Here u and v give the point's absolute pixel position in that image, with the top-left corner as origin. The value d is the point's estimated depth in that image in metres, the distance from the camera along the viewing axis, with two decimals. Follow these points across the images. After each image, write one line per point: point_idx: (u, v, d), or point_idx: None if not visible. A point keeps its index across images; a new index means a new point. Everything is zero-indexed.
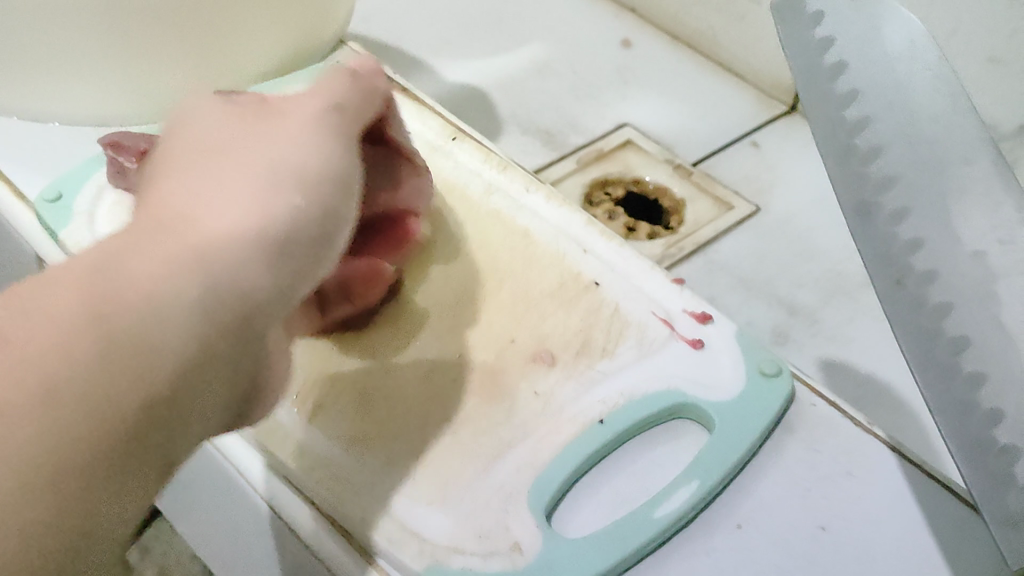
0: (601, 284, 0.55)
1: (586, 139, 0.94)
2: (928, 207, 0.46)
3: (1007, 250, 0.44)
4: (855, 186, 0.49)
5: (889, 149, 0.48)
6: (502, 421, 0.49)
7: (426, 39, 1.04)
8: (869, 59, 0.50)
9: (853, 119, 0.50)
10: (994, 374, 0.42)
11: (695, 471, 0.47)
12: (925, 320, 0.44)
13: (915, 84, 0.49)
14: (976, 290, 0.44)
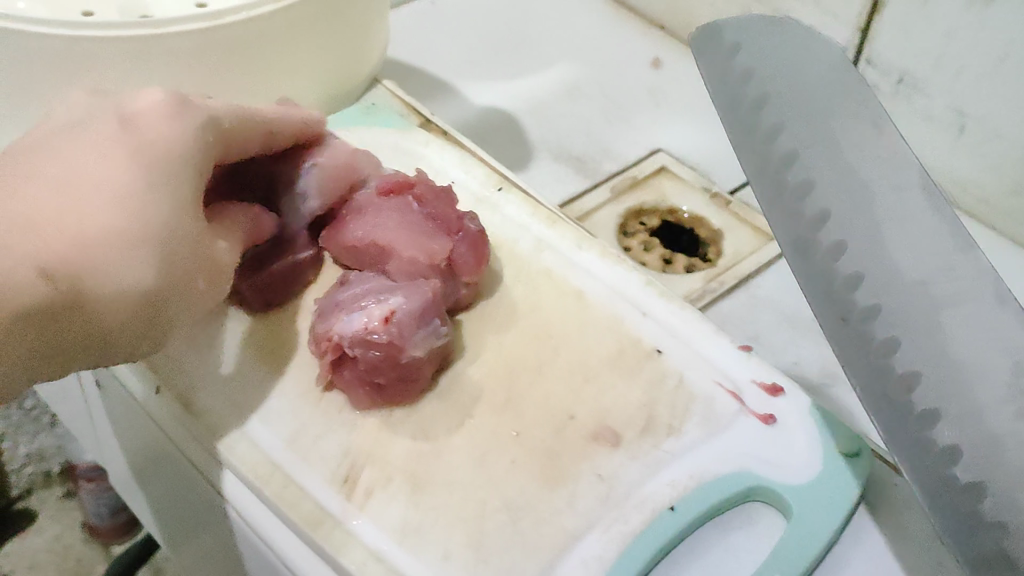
0: (663, 352, 0.52)
1: (618, 167, 0.90)
2: (864, 239, 0.45)
3: (950, 277, 0.43)
4: (790, 223, 0.46)
5: (820, 182, 0.46)
6: (564, 509, 0.45)
7: (451, 60, 1.00)
8: (803, 89, 0.48)
9: (784, 152, 0.48)
10: (947, 410, 0.41)
11: (775, 564, 0.44)
12: (873, 359, 0.43)
13: (847, 115, 0.47)
14: (924, 319, 0.43)
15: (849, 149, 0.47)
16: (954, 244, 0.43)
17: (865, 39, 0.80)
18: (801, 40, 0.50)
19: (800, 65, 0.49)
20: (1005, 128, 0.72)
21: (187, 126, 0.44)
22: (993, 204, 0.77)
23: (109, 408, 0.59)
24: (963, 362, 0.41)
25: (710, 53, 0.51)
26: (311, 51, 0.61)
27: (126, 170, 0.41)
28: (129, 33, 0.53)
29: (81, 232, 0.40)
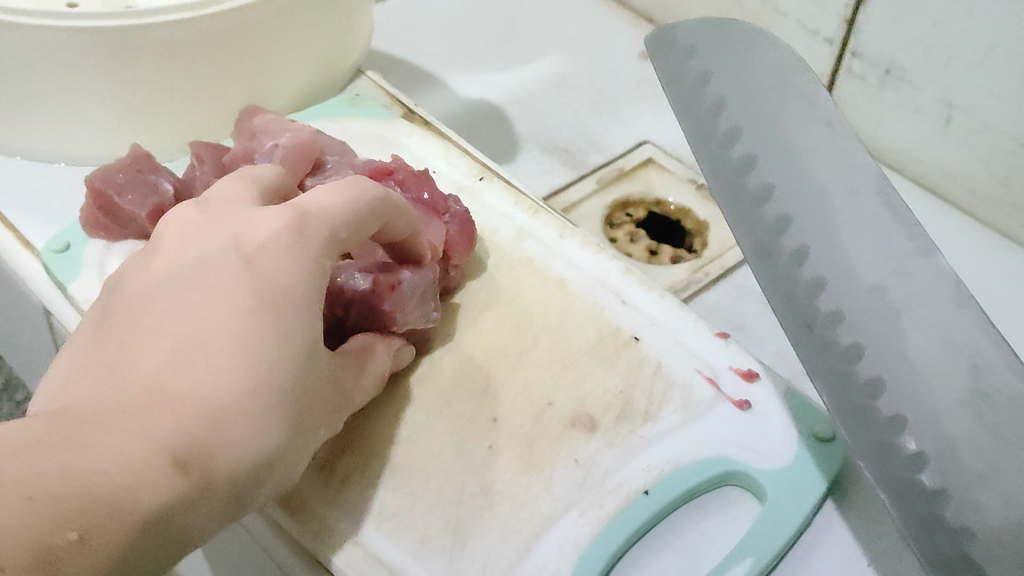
0: (641, 339, 0.53)
1: (605, 158, 0.90)
2: (826, 244, 0.42)
3: (905, 280, 0.40)
4: (750, 227, 0.44)
5: (777, 188, 0.44)
6: (541, 492, 0.46)
7: (439, 50, 1.00)
8: (749, 90, 0.46)
9: (739, 157, 0.45)
10: (910, 415, 0.39)
11: (748, 547, 0.44)
12: (836, 364, 0.41)
13: (791, 117, 0.44)
14: (882, 324, 0.40)
15: (808, 155, 0.43)
16: (911, 247, 0.40)
17: (852, 31, 0.80)
18: (751, 38, 0.47)
19: (757, 64, 0.46)
20: (996, 120, 0.73)
21: (306, 257, 0.42)
22: (981, 195, 0.77)
23: None
24: (923, 362, 0.38)
25: (669, 57, 0.48)
26: (293, 44, 0.62)
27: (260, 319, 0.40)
28: (113, 24, 0.53)
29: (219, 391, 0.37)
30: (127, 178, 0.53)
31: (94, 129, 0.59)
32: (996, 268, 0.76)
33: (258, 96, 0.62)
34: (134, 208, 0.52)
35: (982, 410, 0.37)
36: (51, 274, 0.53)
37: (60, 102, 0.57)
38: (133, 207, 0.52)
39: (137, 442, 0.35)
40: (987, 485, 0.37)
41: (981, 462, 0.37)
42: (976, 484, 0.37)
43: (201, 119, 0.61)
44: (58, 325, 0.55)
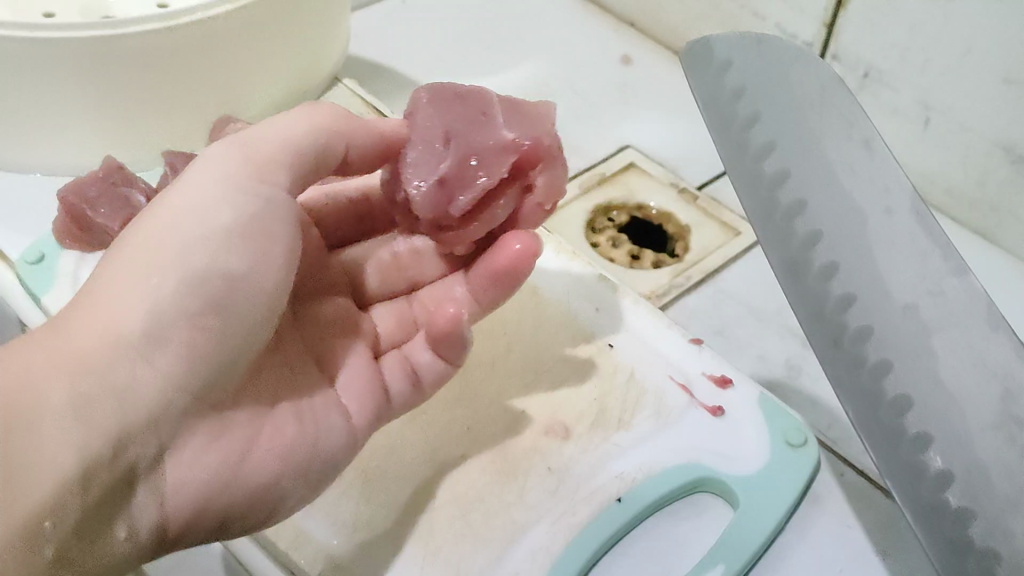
0: (615, 346, 0.54)
1: (586, 163, 0.89)
2: (858, 268, 0.45)
3: (937, 300, 0.43)
4: (781, 244, 0.48)
5: (810, 204, 0.47)
6: (514, 501, 0.47)
7: (419, 57, 1.00)
8: (780, 108, 0.49)
9: (773, 172, 0.48)
10: (937, 435, 0.42)
11: (718, 553, 0.44)
12: (865, 380, 0.44)
13: (828, 140, 0.47)
14: (911, 345, 0.43)
15: (844, 171, 0.46)
16: (945, 268, 0.44)
17: (831, 34, 0.81)
18: (793, 57, 0.50)
19: (793, 85, 0.49)
20: (973, 121, 0.73)
21: None
22: (958, 196, 0.78)
23: None
24: (957, 387, 0.42)
25: (704, 75, 0.52)
26: (271, 51, 0.62)
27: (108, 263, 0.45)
28: (88, 33, 0.53)
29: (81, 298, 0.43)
30: (101, 192, 0.54)
31: (69, 139, 0.58)
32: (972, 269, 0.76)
33: (236, 103, 0.62)
34: (93, 189, 0.54)
35: (1012, 434, 0.41)
36: (26, 285, 0.53)
37: (34, 112, 0.56)
38: (93, 189, 0.54)
39: None
40: (1017, 510, 0.40)
41: (1012, 488, 0.40)
42: (1009, 510, 0.41)
43: (176, 129, 0.61)
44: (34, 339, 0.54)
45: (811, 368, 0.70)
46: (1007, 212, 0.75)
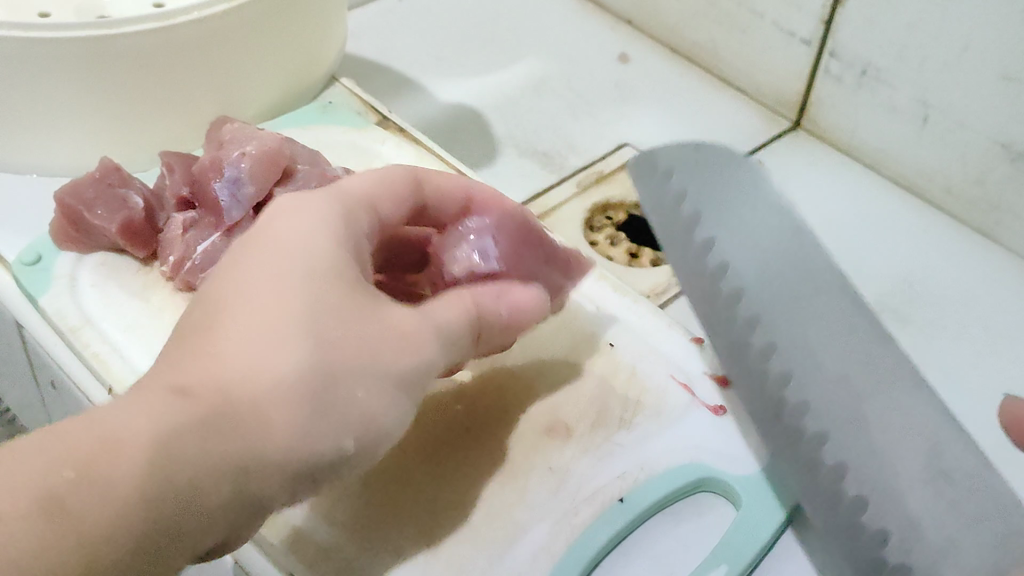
0: (615, 346, 0.54)
1: (585, 160, 0.89)
2: (794, 343, 0.48)
3: (868, 369, 0.46)
4: (726, 331, 0.50)
5: (750, 291, 0.50)
6: (516, 502, 0.47)
7: (417, 55, 0.99)
8: (722, 207, 0.52)
9: (715, 265, 0.51)
10: (872, 495, 0.44)
11: (721, 554, 0.45)
12: (804, 450, 0.46)
13: (764, 230, 0.51)
14: (846, 413, 0.45)
15: (782, 260, 0.50)
16: (875, 339, 0.46)
17: (829, 31, 0.82)
18: (727, 164, 0.54)
19: (730, 188, 0.53)
20: (972, 119, 0.74)
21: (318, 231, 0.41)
22: (958, 193, 0.79)
23: (51, 410, 0.59)
24: (884, 443, 0.44)
25: (650, 183, 0.55)
26: (268, 51, 0.61)
27: (256, 269, 0.39)
28: (82, 34, 0.53)
29: (251, 337, 0.37)
30: (97, 193, 0.53)
31: (65, 141, 0.58)
32: (970, 267, 0.77)
33: (232, 104, 0.62)
34: (84, 185, 0.54)
35: (941, 488, 0.42)
36: (22, 287, 0.53)
37: (30, 113, 0.56)
38: (83, 185, 0.54)
39: (130, 418, 0.34)
40: (948, 559, 0.41)
41: (941, 537, 0.41)
42: (938, 560, 0.41)
43: (172, 128, 0.60)
44: (31, 342, 0.54)
45: None
46: (1008, 209, 0.75)
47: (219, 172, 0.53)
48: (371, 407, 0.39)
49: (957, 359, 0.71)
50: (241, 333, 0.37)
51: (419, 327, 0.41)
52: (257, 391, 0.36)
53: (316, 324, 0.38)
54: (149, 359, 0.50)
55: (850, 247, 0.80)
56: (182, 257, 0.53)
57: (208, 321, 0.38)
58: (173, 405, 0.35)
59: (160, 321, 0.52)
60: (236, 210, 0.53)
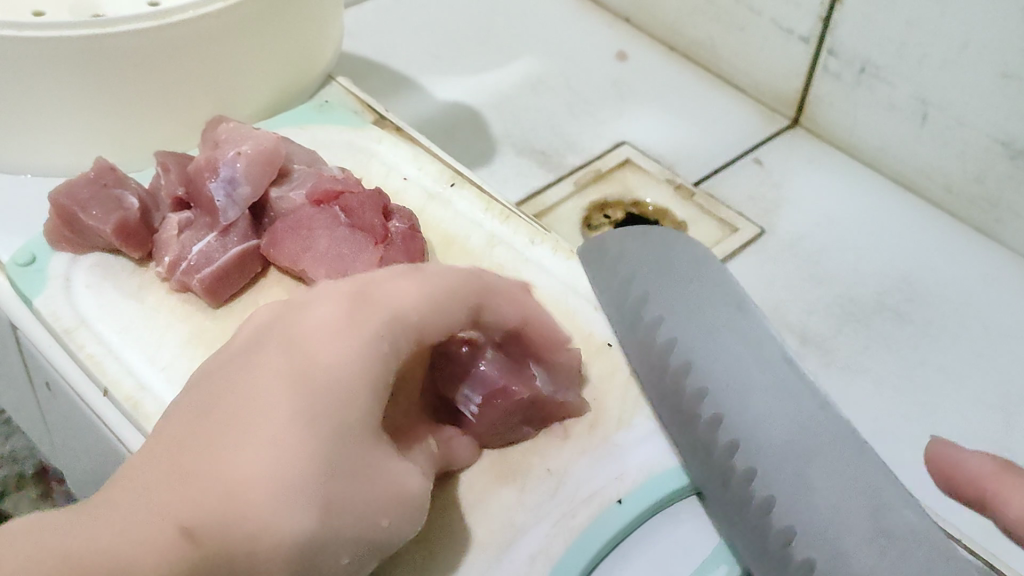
0: (614, 345, 0.54)
1: (583, 159, 0.89)
2: (742, 409, 0.46)
3: (806, 431, 0.44)
4: (674, 403, 0.49)
5: (696, 362, 0.48)
6: (513, 503, 0.47)
7: (414, 53, 0.99)
8: (668, 281, 0.52)
9: (662, 341, 0.50)
10: (820, 557, 0.42)
11: (721, 555, 0.46)
12: (752, 518, 0.44)
13: (707, 302, 0.50)
14: (791, 479, 0.43)
15: (724, 330, 0.49)
16: (814, 405, 0.45)
17: (827, 29, 0.81)
18: (673, 241, 0.54)
19: (675, 263, 0.53)
20: (971, 117, 0.73)
21: (362, 352, 0.41)
22: (957, 191, 0.79)
23: (46, 412, 0.58)
24: (833, 496, 0.42)
25: (602, 269, 0.55)
26: (264, 50, 0.61)
27: (286, 395, 0.40)
28: (75, 34, 0.52)
29: (273, 471, 0.38)
30: (92, 194, 0.52)
31: (59, 141, 0.58)
32: (968, 265, 0.77)
33: (227, 104, 0.62)
34: (80, 183, 0.53)
35: (884, 547, 0.41)
36: (17, 289, 0.52)
37: (24, 113, 0.56)
38: (78, 184, 0.53)
39: (144, 537, 0.35)
40: None
41: None
42: None
43: (168, 128, 0.60)
44: (26, 344, 0.54)
45: (810, 367, 0.71)
46: (1006, 206, 0.75)
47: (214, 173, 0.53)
48: (362, 545, 0.40)
49: (954, 357, 0.71)
50: (265, 457, 0.38)
51: (412, 496, 0.42)
52: (267, 526, 0.37)
53: (325, 483, 0.39)
54: (145, 361, 0.50)
55: (848, 246, 0.80)
56: (178, 258, 0.52)
57: (230, 442, 0.38)
58: (180, 549, 0.35)
59: (155, 322, 0.52)
60: (232, 211, 0.53)
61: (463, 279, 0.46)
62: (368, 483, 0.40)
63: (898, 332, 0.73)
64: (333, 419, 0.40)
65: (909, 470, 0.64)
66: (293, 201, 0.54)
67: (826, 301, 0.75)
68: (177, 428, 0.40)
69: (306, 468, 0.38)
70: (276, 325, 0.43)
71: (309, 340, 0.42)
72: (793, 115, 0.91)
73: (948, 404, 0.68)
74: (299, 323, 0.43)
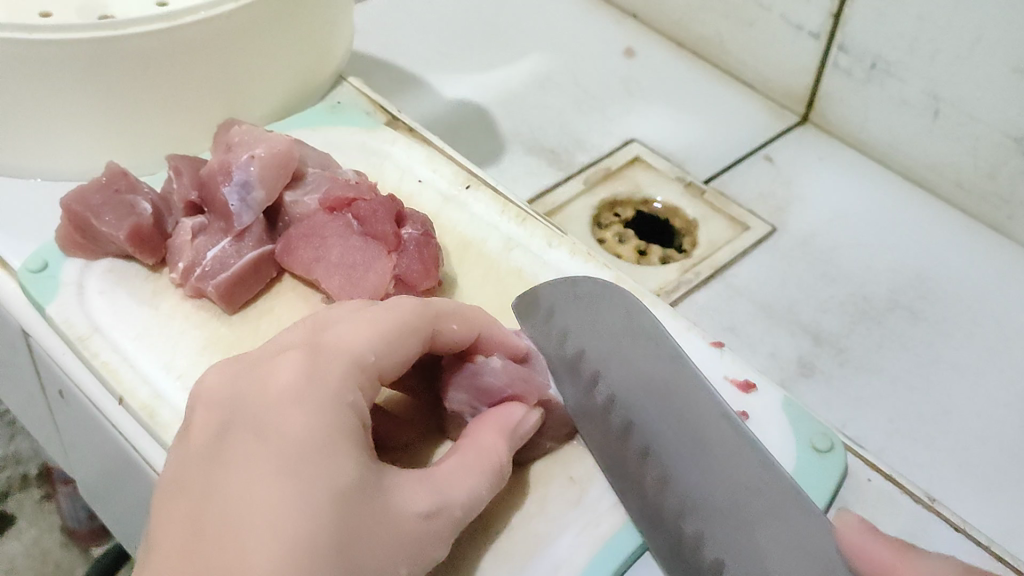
0: None
1: (592, 157, 0.88)
2: (679, 464, 0.45)
3: (754, 489, 0.44)
4: (614, 461, 0.47)
5: (639, 419, 0.47)
6: (535, 514, 0.47)
7: (421, 51, 0.98)
8: (602, 336, 0.51)
9: (599, 397, 0.49)
10: None
11: None
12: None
13: (639, 357, 0.50)
14: (740, 540, 0.43)
15: (659, 386, 0.48)
16: (753, 456, 0.45)
17: (837, 24, 0.81)
18: (601, 296, 0.53)
19: (606, 317, 0.52)
20: (982, 111, 0.73)
21: (324, 404, 0.40)
22: (968, 186, 0.78)
23: (56, 416, 0.58)
24: (771, 545, 0.42)
25: (528, 319, 0.53)
26: (274, 52, 0.60)
27: (265, 466, 0.38)
28: (85, 36, 0.52)
29: (276, 548, 0.35)
30: (104, 199, 0.52)
31: (70, 144, 0.57)
32: (981, 261, 0.77)
33: (237, 106, 0.61)
34: (95, 184, 0.53)
35: None
36: (28, 295, 0.52)
37: (34, 117, 0.55)
38: (94, 185, 0.52)
39: None
40: None
41: None
42: None
43: (180, 131, 0.59)
44: (38, 350, 0.53)
45: (825, 366, 0.70)
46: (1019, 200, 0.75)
47: (227, 176, 0.52)
48: None
49: (967, 355, 0.70)
50: (262, 534, 0.36)
51: (426, 531, 0.40)
52: None
53: (341, 548, 0.36)
54: (161, 368, 0.49)
55: (860, 243, 0.79)
56: (192, 264, 0.52)
57: (235, 538, 0.36)
58: None
59: (170, 329, 0.51)
60: (247, 216, 0.52)
61: (418, 309, 0.45)
62: (378, 529, 0.38)
63: (912, 329, 0.73)
64: (319, 472, 0.38)
65: (925, 469, 0.63)
66: (307, 206, 0.53)
67: (839, 299, 0.75)
68: (180, 537, 0.37)
69: (309, 532, 0.36)
70: (243, 395, 0.41)
71: (275, 398, 0.40)
72: (803, 111, 0.90)
73: (964, 402, 0.67)
74: (262, 390, 0.41)
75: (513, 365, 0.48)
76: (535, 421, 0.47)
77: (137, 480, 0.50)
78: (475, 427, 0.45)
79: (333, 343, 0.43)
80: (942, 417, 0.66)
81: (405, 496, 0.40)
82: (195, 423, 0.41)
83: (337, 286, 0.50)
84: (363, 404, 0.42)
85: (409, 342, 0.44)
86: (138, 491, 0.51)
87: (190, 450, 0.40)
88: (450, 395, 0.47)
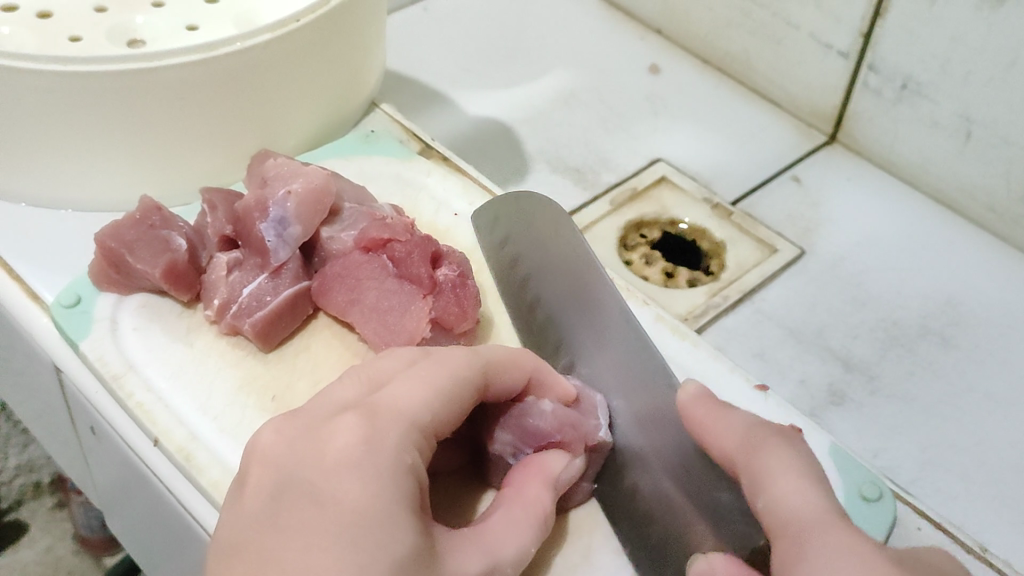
0: None
1: (618, 177, 0.87)
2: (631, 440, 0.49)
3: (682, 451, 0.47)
4: None
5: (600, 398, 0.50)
6: (580, 561, 0.47)
7: (445, 68, 0.97)
8: (576, 316, 0.54)
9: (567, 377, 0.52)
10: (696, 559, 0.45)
11: None
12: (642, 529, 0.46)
13: (605, 337, 0.52)
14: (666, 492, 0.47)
15: (617, 366, 0.51)
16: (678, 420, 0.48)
17: (868, 44, 0.80)
18: (576, 268, 0.56)
19: (580, 297, 0.54)
20: (1016, 134, 0.72)
21: (382, 468, 0.40)
22: (1001, 210, 0.77)
23: (82, 445, 0.57)
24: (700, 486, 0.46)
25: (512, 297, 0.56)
26: (308, 77, 0.59)
27: (323, 537, 0.37)
28: (119, 68, 0.51)
29: None
30: (139, 235, 0.51)
31: (102, 175, 0.56)
32: (1014, 289, 0.75)
33: (270, 134, 0.60)
34: (134, 212, 0.52)
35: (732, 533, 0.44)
36: (61, 330, 0.51)
37: (64, 147, 0.54)
38: (134, 214, 0.52)
39: None
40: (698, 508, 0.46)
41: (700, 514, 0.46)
42: None
43: (212, 161, 0.59)
44: (70, 385, 0.52)
45: (857, 394, 0.69)
46: None
47: (263, 213, 0.51)
48: None
49: (1002, 383, 0.69)
50: None
51: None
52: None
53: None
54: (196, 409, 0.48)
55: (891, 266, 0.78)
56: (227, 301, 0.51)
57: None
58: None
59: (205, 368, 0.50)
60: (284, 251, 0.51)
61: (472, 364, 0.45)
62: None
63: (945, 357, 0.71)
64: (378, 542, 0.37)
65: (960, 501, 0.62)
66: (344, 242, 0.53)
67: (870, 325, 0.74)
68: None
69: None
70: (297, 459, 0.41)
71: (331, 458, 0.40)
72: (831, 131, 0.89)
73: (998, 433, 0.66)
74: (321, 451, 0.40)
75: (564, 408, 0.48)
76: (579, 467, 0.47)
77: (168, 516, 0.49)
78: (519, 475, 0.46)
79: (392, 400, 0.43)
80: (977, 447, 0.65)
81: (461, 560, 0.40)
82: (252, 482, 0.41)
83: (372, 331, 0.50)
84: (420, 466, 0.42)
85: (463, 397, 0.44)
86: (167, 525, 0.51)
87: (246, 512, 0.40)
88: (494, 436, 0.47)
